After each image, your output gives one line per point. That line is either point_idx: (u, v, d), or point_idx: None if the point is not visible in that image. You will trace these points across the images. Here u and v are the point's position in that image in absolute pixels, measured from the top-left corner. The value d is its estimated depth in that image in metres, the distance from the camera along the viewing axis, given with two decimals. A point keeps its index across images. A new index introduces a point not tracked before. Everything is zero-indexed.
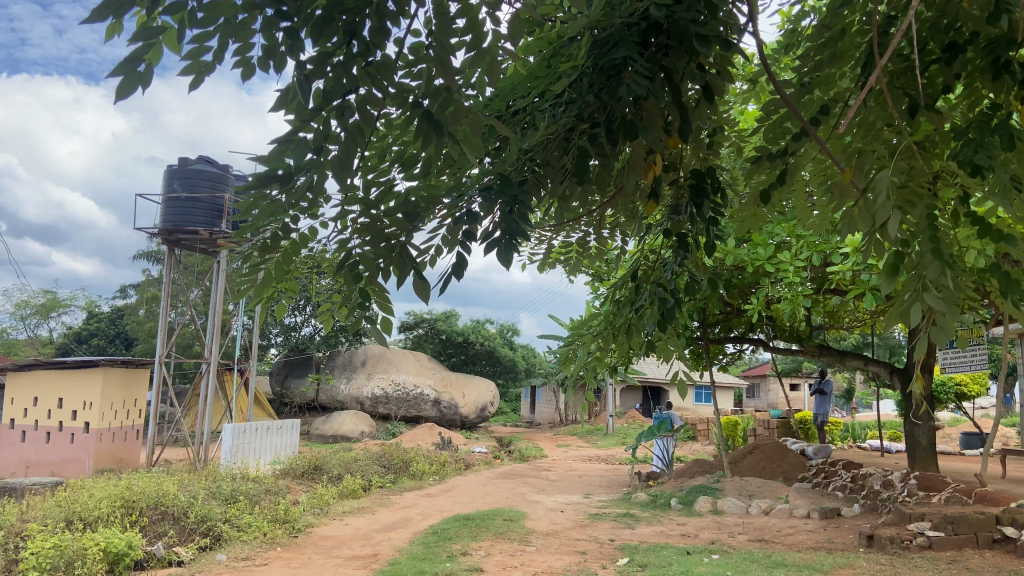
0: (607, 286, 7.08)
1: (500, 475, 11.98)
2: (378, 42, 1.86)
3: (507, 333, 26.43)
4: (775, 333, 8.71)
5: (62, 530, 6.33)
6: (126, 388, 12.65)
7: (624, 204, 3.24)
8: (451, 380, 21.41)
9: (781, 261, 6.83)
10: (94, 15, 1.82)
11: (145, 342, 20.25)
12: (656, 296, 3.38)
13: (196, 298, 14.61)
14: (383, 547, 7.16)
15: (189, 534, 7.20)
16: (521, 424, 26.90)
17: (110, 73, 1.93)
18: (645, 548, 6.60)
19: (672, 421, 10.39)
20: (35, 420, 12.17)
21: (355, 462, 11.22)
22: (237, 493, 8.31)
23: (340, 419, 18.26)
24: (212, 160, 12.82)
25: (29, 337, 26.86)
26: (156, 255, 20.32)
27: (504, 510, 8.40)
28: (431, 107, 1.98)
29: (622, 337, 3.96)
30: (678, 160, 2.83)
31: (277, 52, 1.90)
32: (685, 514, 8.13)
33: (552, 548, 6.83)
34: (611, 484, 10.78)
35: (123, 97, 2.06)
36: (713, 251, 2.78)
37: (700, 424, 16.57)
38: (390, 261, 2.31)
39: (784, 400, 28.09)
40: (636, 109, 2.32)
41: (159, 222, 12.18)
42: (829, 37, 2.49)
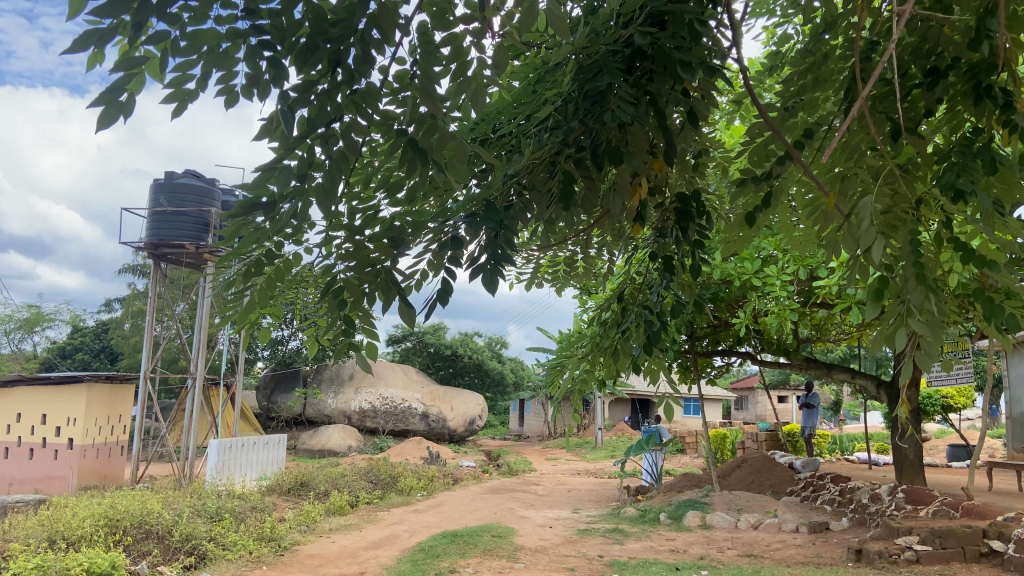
0: (594, 300, 7.09)
1: (488, 490, 11.91)
2: (363, 70, 1.87)
3: (495, 345, 26.42)
4: (762, 346, 8.71)
5: (44, 551, 6.24)
6: (110, 403, 12.52)
7: (610, 226, 3.24)
8: (439, 394, 21.36)
9: (768, 274, 6.90)
10: (74, 45, 1.81)
11: (131, 357, 20.08)
12: (642, 319, 3.35)
13: (182, 312, 14.52)
14: (369, 565, 7.11)
15: (173, 554, 7.11)
16: (510, 438, 26.82)
17: (94, 105, 1.91)
18: (634, 564, 6.57)
19: (660, 434, 10.38)
20: (19, 436, 12.02)
21: (342, 478, 11.15)
22: (223, 511, 8.22)
23: (327, 433, 18.14)
24: (198, 174, 12.78)
25: (11, 352, 26.61)
26: (141, 269, 20.21)
27: (493, 527, 8.36)
28: (416, 135, 1.98)
29: (608, 359, 3.92)
30: (663, 184, 2.83)
31: (260, 81, 1.90)
32: (674, 529, 8.11)
33: (540, 565, 6.80)
34: (599, 498, 10.75)
35: (106, 126, 2.04)
36: (698, 275, 2.77)
37: (688, 436, 16.62)
38: (376, 285, 2.28)
39: (772, 413, 28.19)
40: (621, 135, 2.33)
41: (144, 236, 12.09)
42: (813, 62, 2.51)
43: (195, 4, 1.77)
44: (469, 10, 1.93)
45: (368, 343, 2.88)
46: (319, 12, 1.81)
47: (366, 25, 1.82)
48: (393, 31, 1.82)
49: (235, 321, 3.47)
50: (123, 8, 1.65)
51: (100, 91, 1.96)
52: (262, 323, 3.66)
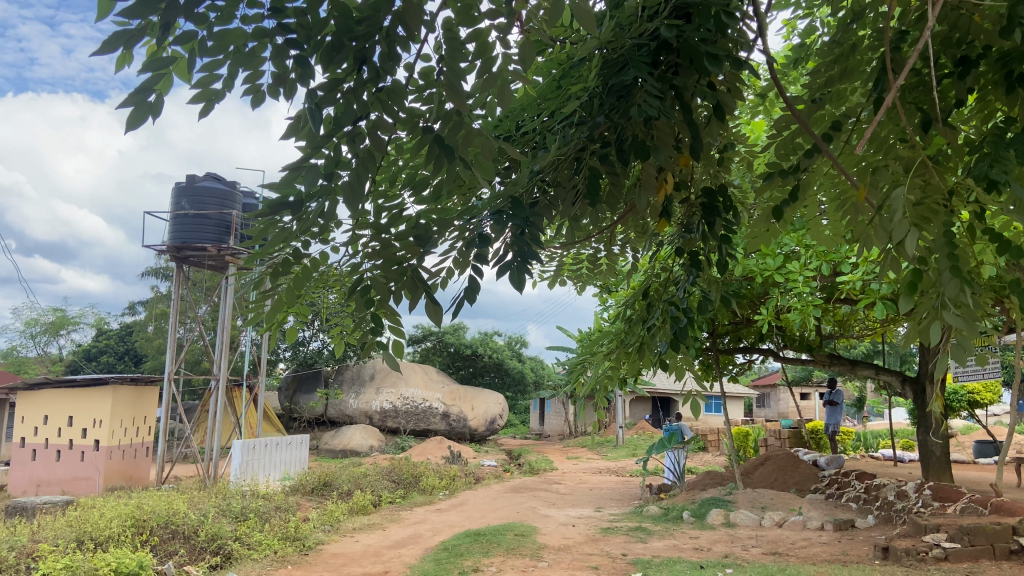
0: (614, 297, 7.04)
1: (510, 489, 11.91)
2: (388, 67, 1.87)
3: (515, 345, 26.36)
4: (784, 343, 8.60)
5: (72, 551, 6.33)
6: (135, 405, 12.67)
7: (634, 221, 3.22)
8: (459, 393, 21.36)
9: (790, 270, 6.84)
10: (103, 46, 1.80)
11: (155, 358, 20.31)
12: (668, 315, 3.30)
13: (205, 314, 14.64)
14: (393, 564, 7.13)
15: (199, 553, 7.18)
16: (530, 437, 26.82)
17: (126, 107, 1.92)
18: (658, 562, 6.55)
19: (682, 432, 10.30)
20: (45, 438, 12.16)
21: (364, 477, 11.19)
22: (248, 511, 8.29)
23: (348, 433, 18.26)
24: (219, 177, 12.88)
25: (38, 355, 26.99)
26: (163, 272, 20.40)
27: (516, 526, 8.36)
28: (441, 132, 1.98)
29: (632, 356, 3.89)
30: (688, 179, 2.80)
31: (287, 79, 1.90)
32: (697, 527, 8.07)
33: (564, 564, 6.79)
34: (622, 497, 10.72)
35: (135, 128, 2.05)
36: (725, 270, 2.72)
37: (710, 434, 16.56)
38: (402, 283, 2.28)
39: (795, 410, 27.94)
40: (647, 129, 2.31)
41: (167, 240, 12.23)
42: (840, 53, 2.48)
43: (222, 4, 1.76)
44: (493, 4, 1.92)
45: (394, 342, 2.87)
46: (345, 9, 1.81)
47: (390, 23, 1.82)
48: (417, 27, 1.82)
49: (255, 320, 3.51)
50: (150, 9, 1.64)
51: (131, 93, 1.96)
52: (288, 321, 3.69)
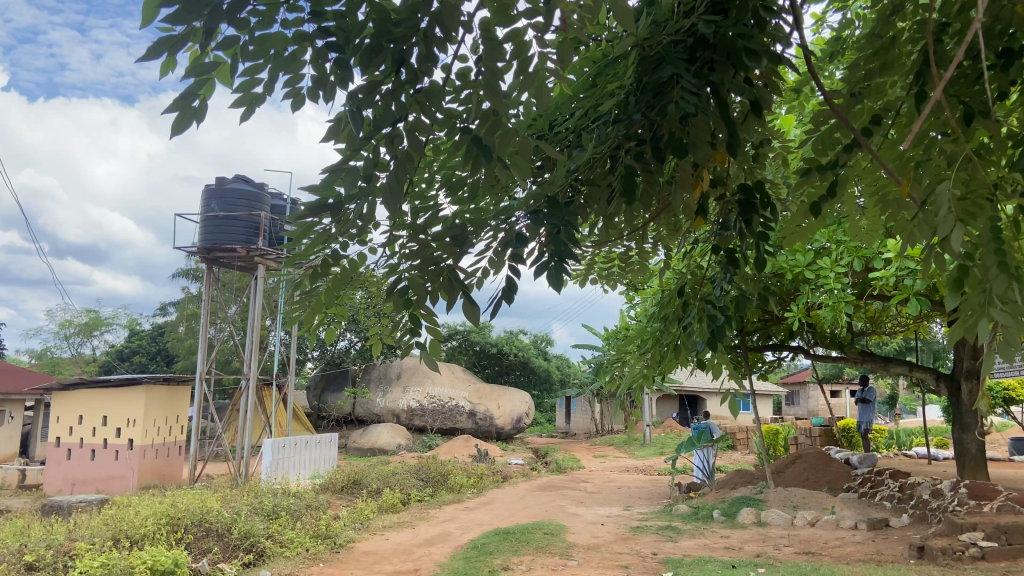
0: (642, 294, 7.01)
1: (538, 488, 11.91)
2: (426, 69, 1.88)
3: (541, 343, 26.35)
4: (815, 341, 8.50)
5: (109, 549, 6.44)
6: (168, 405, 12.85)
7: (668, 219, 3.20)
8: (486, 392, 21.40)
9: (821, 266, 6.77)
10: (148, 52, 1.82)
11: (186, 358, 20.59)
12: (704, 314, 3.27)
13: (234, 314, 14.80)
14: (423, 562, 7.16)
15: (233, 551, 7.27)
16: (557, 435, 26.82)
17: (172, 113, 1.94)
18: (689, 562, 6.51)
19: (711, 430, 10.23)
20: (80, 437, 12.36)
21: (393, 475, 11.26)
22: (279, 509, 8.37)
23: (376, 432, 18.40)
24: (248, 179, 13.02)
25: (72, 356, 27.48)
26: (194, 273, 20.67)
27: (545, 524, 8.36)
28: (479, 132, 1.99)
29: (667, 355, 3.87)
30: (723, 177, 2.78)
31: (326, 83, 1.91)
32: (728, 526, 8.01)
33: (594, 562, 6.78)
34: (650, 496, 10.67)
35: (180, 133, 2.09)
36: (763, 268, 2.69)
37: (738, 433, 16.44)
38: (438, 284, 2.28)
39: (825, 408, 27.63)
40: (684, 127, 2.30)
41: (197, 241, 12.40)
42: (879, 47, 2.45)
43: (264, 9, 1.79)
44: (530, 4, 1.92)
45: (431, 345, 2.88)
46: (383, 11, 1.82)
47: (428, 23, 1.83)
48: (455, 27, 1.82)
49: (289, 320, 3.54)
50: (195, 14, 1.66)
51: (177, 98, 2.00)
52: (324, 322, 3.72)
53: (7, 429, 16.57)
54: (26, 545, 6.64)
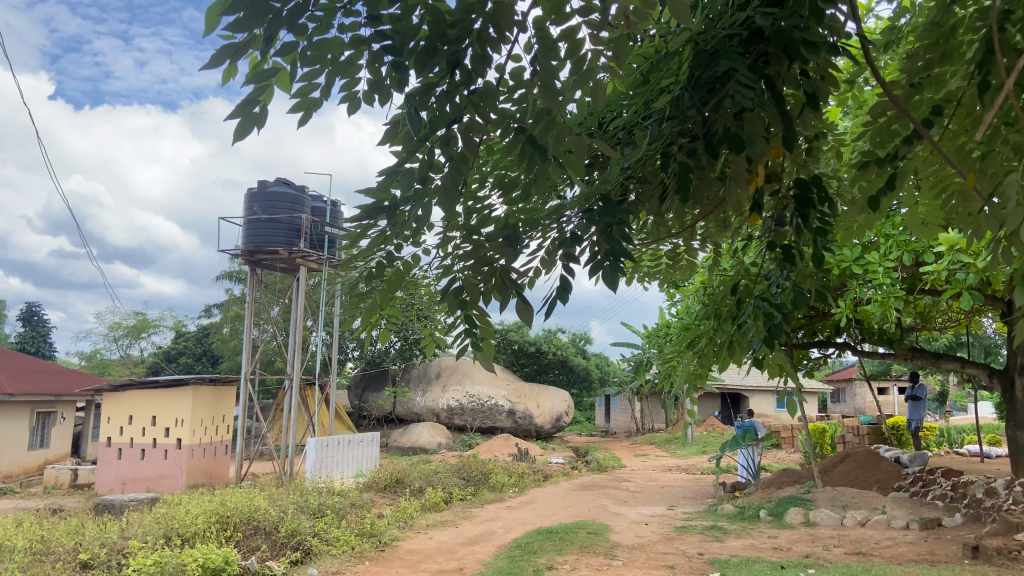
0: (684, 292, 6.96)
1: (580, 487, 11.88)
2: (480, 70, 1.86)
3: (579, 341, 26.27)
4: (862, 337, 8.33)
5: (161, 547, 6.57)
6: (214, 405, 13.11)
7: (720, 216, 3.16)
8: (525, 391, 21.40)
9: (869, 261, 6.65)
10: (210, 61, 1.85)
11: (231, 359, 20.96)
12: (759, 311, 3.21)
13: (277, 315, 15.02)
14: (467, 561, 7.18)
15: (281, 548, 7.38)
16: (597, 434, 26.73)
17: (235, 120, 1.98)
18: (736, 562, 6.43)
19: (756, 429, 10.09)
20: (130, 438, 12.65)
21: (435, 474, 11.32)
22: (324, 507, 8.47)
23: (417, 431, 18.54)
24: (289, 181, 13.18)
25: (121, 358, 28.16)
26: (237, 275, 21.03)
27: (588, 523, 8.34)
28: (533, 132, 1.98)
29: (721, 355, 3.81)
30: (778, 171, 2.74)
31: (382, 86, 1.93)
32: (775, 526, 7.90)
33: (639, 562, 6.73)
34: (694, 495, 10.57)
35: (241, 140, 2.12)
36: (821, 264, 2.64)
37: (783, 431, 16.20)
38: (493, 285, 2.28)
39: (873, 405, 27.07)
40: (739, 121, 2.26)
41: (240, 244, 12.62)
42: (939, 36, 2.39)
43: (321, 13, 1.81)
44: (585, 1, 1.89)
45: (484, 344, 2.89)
46: (437, 13, 1.83)
47: (481, 23, 1.82)
48: (509, 28, 1.81)
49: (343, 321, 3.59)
50: (257, 23, 1.69)
51: (238, 105, 2.04)
52: (377, 325, 3.81)
53: (60, 429, 17.06)
54: (82, 543, 6.83)
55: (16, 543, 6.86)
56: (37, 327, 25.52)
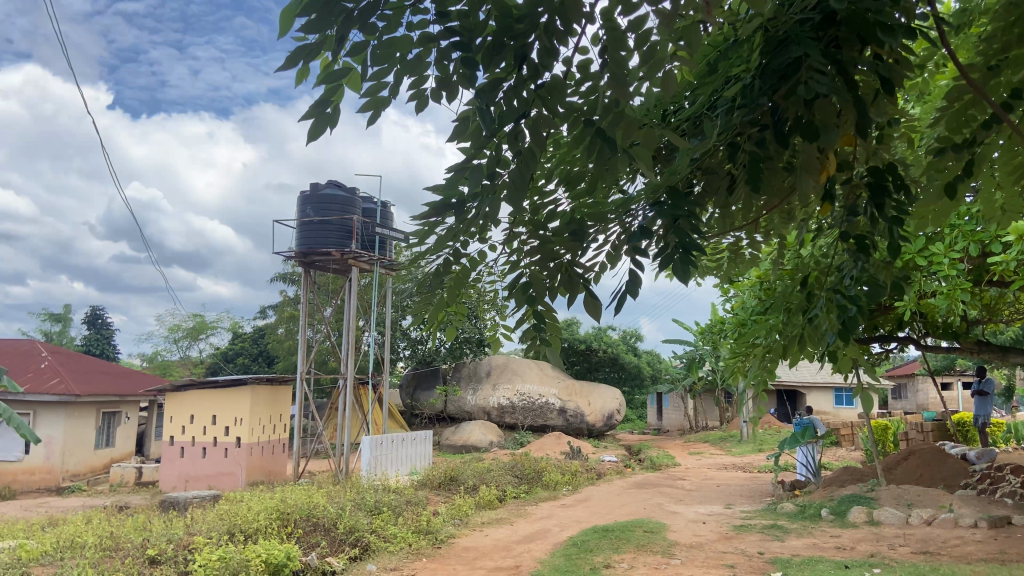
0: (740, 287, 6.85)
1: (634, 485, 11.80)
2: (547, 64, 1.86)
3: (630, 339, 26.08)
4: (926, 331, 8.08)
5: (225, 543, 6.74)
6: (271, 404, 13.39)
7: (787, 207, 3.11)
8: (576, 389, 21.33)
9: (934, 253, 6.43)
10: (283, 63, 1.90)
11: (286, 360, 21.36)
12: (832, 304, 3.15)
13: (330, 316, 15.25)
14: (524, 559, 7.19)
15: (339, 545, 7.51)
16: (649, 432, 26.53)
17: (308, 121, 2.01)
18: (798, 561, 6.30)
19: (815, 426, 9.88)
20: (191, 436, 12.97)
21: (489, 472, 11.36)
22: (381, 505, 8.57)
23: (469, 429, 18.64)
24: (341, 184, 13.34)
25: (181, 359, 28.96)
26: (291, 277, 21.44)
27: (644, 522, 8.27)
28: (602, 124, 1.97)
29: (793, 349, 3.73)
30: (849, 160, 2.68)
31: (450, 83, 1.94)
32: (838, 525, 7.71)
33: (697, 561, 6.65)
34: (752, 494, 10.41)
35: (312, 140, 2.16)
36: (898, 254, 2.57)
37: (843, 428, 15.83)
38: (560, 279, 2.40)
39: (936, 401, 26.26)
40: (810, 109, 2.21)
41: (294, 246, 12.85)
42: (1019, 18, 2.28)
43: (389, 13, 1.82)
44: None
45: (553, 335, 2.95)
46: (504, 8, 1.83)
47: (548, 16, 1.82)
48: (576, 20, 1.80)
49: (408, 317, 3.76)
50: (328, 24, 1.73)
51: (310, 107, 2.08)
52: (447, 320, 4.01)
53: (125, 429, 17.61)
54: (149, 539, 7.02)
55: (88, 539, 7.10)
56: (101, 330, 26.38)
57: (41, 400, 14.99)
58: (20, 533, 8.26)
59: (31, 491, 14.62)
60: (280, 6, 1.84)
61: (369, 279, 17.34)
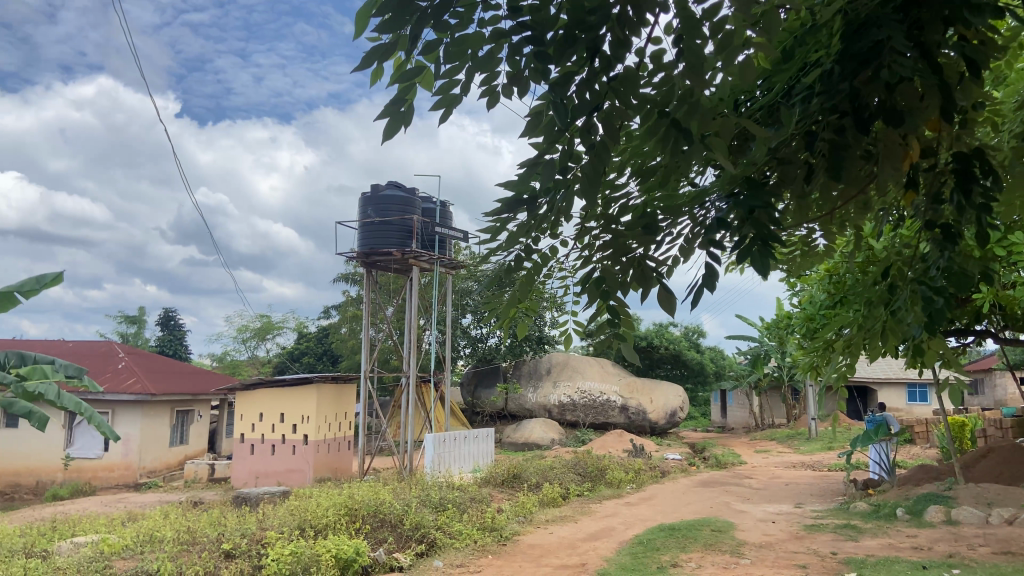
0: (808, 282, 6.69)
1: (699, 484, 11.64)
2: (618, 56, 1.84)
3: (692, 335, 25.72)
4: (1006, 324, 7.74)
5: (297, 538, 6.90)
6: (337, 402, 13.66)
7: (867, 197, 3.03)
8: (637, 386, 21.12)
9: (1014, 242, 6.15)
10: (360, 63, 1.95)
11: (349, 358, 21.76)
12: (917, 296, 3.05)
13: (392, 315, 15.45)
14: (590, 557, 7.16)
15: (406, 541, 7.62)
16: (713, 429, 26.14)
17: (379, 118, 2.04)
18: (873, 562, 6.11)
19: (888, 423, 9.56)
20: (261, 434, 13.30)
21: (552, 470, 11.36)
22: (446, 502, 8.65)
23: (530, 427, 18.68)
24: (400, 185, 13.50)
25: (249, 358, 29.78)
26: (353, 277, 21.82)
27: (711, 521, 8.14)
28: (676, 115, 1.95)
29: (876, 343, 3.63)
30: (934, 146, 2.59)
31: (521, 78, 1.96)
32: (914, 525, 7.44)
33: (768, 561, 6.51)
34: (822, 492, 10.14)
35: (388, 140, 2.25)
36: (987, 243, 2.48)
37: (918, 425, 15.29)
38: (633, 273, 2.52)
39: (1017, 397, 25.14)
40: (891, 94, 2.15)
41: (356, 247, 13.07)
42: None
43: (463, 10, 1.92)
44: None
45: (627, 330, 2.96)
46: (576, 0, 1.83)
47: (620, 7, 1.81)
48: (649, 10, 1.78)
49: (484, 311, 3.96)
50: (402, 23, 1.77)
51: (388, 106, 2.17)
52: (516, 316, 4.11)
53: (198, 426, 18.20)
54: (223, 534, 7.23)
55: (167, 533, 7.36)
56: (174, 331, 27.32)
57: (119, 399, 15.61)
58: (102, 527, 8.60)
59: (112, 486, 15.31)
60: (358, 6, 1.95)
61: (429, 278, 17.52)
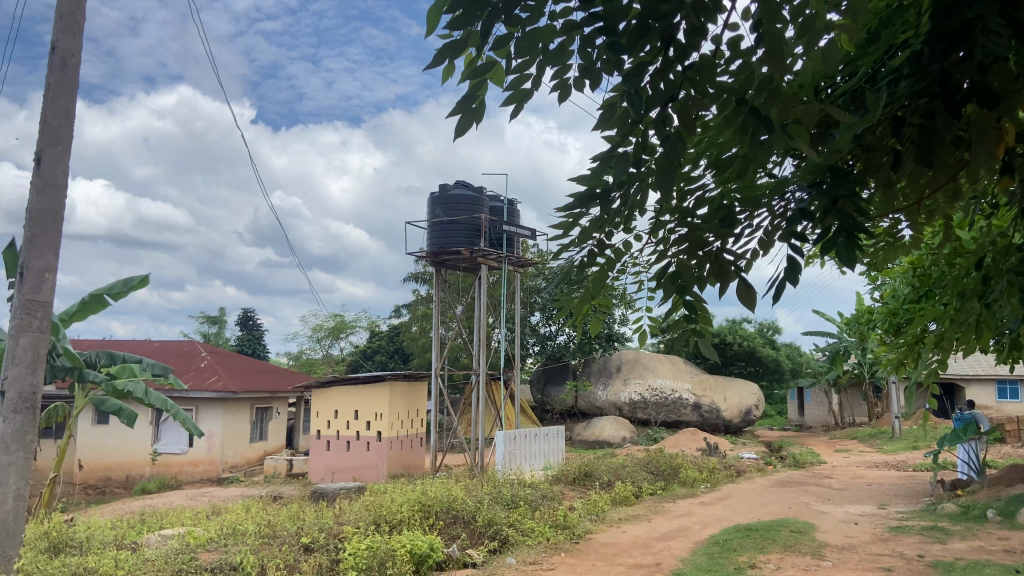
0: (890, 274, 6.42)
1: (776, 483, 11.34)
2: (695, 44, 1.84)
3: (767, 331, 25.09)
4: None
5: (373, 533, 7.03)
6: (409, 399, 13.87)
7: (958, 184, 2.92)
8: (710, 383, 20.69)
9: None
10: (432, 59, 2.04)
11: (420, 356, 22.06)
12: (1014, 287, 2.91)
13: (462, 313, 15.58)
14: (664, 556, 7.06)
15: (479, 537, 7.68)
16: (789, 427, 25.47)
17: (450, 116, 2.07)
18: (964, 566, 5.82)
19: (978, 421, 9.10)
20: (336, 431, 13.61)
21: (624, 468, 11.26)
22: (518, 499, 8.67)
23: (600, 425, 18.59)
24: (469, 184, 13.59)
25: (324, 356, 30.56)
26: (423, 276, 22.13)
27: (790, 522, 7.91)
28: (756, 103, 1.94)
29: (967, 338, 3.47)
30: None
31: (593, 70, 2.00)
32: (1008, 528, 7.06)
33: (850, 564, 6.28)
34: (907, 493, 9.74)
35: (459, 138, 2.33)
36: None
37: (1010, 424, 14.53)
38: (709, 268, 2.46)
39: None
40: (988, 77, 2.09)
41: (426, 246, 13.24)
42: None
43: (533, 4, 1.99)
44: None
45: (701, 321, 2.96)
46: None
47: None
48: None
49: (553, 309, 3.97)
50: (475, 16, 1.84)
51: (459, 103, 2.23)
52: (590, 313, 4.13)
53: (276, 423, 18.75)
54: (303, 528, 7.44)
55: (249, 527, 7.61)
56: (252, 331, 28.21)
57: (203, 396, 16.25)
58: (188, 520, 8.95)
59: (197, 480, 15.97)
60: (431, 6, 2.06)
61: (498, 276, 17.61)
